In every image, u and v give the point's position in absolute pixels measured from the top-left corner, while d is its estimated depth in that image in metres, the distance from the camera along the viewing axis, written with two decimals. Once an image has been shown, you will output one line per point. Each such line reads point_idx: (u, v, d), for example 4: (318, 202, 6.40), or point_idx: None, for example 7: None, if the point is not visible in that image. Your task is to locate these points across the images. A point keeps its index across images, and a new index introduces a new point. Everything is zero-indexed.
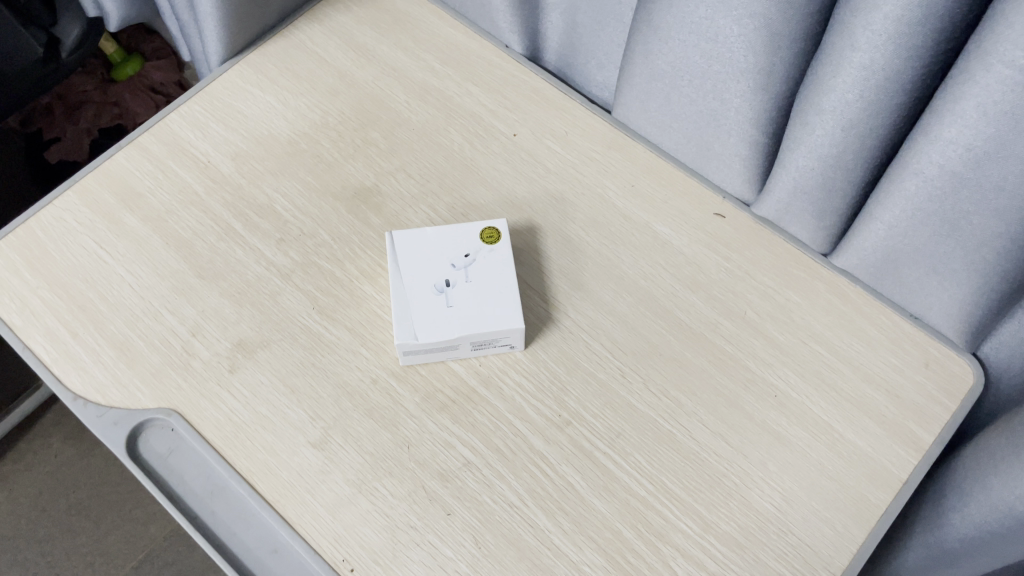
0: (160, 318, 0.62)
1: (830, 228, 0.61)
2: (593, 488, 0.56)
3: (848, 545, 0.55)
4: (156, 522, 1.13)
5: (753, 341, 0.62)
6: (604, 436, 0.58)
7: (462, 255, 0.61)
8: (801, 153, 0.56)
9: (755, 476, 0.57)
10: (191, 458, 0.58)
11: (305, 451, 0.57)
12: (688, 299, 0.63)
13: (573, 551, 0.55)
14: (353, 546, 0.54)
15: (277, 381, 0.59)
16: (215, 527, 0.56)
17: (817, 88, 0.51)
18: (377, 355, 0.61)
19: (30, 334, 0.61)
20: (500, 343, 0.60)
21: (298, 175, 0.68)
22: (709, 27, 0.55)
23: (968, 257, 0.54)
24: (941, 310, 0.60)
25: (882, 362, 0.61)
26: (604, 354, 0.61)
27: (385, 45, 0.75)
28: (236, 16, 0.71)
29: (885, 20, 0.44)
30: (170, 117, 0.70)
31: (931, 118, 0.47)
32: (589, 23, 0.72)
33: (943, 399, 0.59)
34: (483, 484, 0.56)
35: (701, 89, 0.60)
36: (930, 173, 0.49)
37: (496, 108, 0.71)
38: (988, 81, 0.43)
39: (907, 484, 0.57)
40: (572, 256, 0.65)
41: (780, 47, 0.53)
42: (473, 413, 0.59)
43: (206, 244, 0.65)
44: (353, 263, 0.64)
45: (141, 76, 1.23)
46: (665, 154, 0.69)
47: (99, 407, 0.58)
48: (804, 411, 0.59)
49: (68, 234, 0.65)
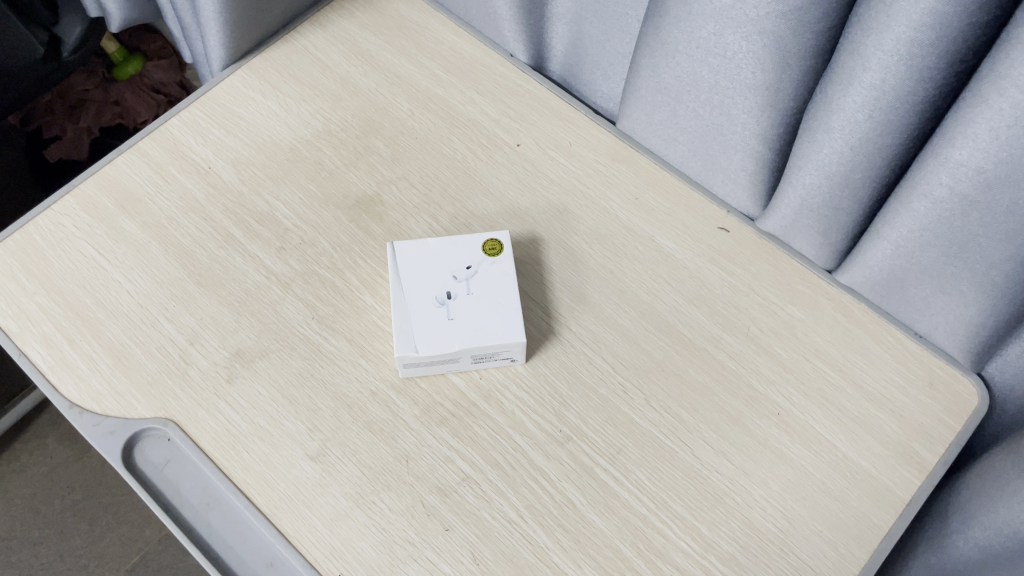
0: (158, 326, 0.61)
1: (835, 246, 0.61)
2: (593, 505, 0.56)
3: (850, 566, 0.55)
4: (151, 526, 1.12)
5: (756, 358, 0.61)
6: (605, 452, 0.57)
7: (463, 267, 0.61)
8: (809, 170, 0.55)
9: (757, 494, 0.56)
10: (187, 469, 0.57)
11: (302, 463, 0.57)
12: (690, 314, 0.63)
13: (572, 569, 0.54)
14: (349, 561, 0.54)
15: (275, 392, 0.59)
16: (211, 540, 0.56)
17: (825, 106, 0.51)
18: (376, 366, 0.60)
19: (26, 341, 0.60)
20: (501, 356, 0.59)
21: (300, 183, 0.67)
22: (718, 43, 0.54)
23: (976, 279, 0.53)
24: (946, 330, 0.59)
25: (885, 380, 0.60)
26: (606, 369, 0.60)
27: (388, 52, 0.74)
28: (239, 21, 0.70)
29: (897, 41, 0.44)
30: (172, 122, 0.69)
31: (941, 139, 0.47)
32: (595, 34, 0.71)
33: (947, 420, 0.59)
34: (482, 500, 0.56)
35: (708, 103, 0.60)
36: (940, 194, 0.49)
37: (499, 117, 0.71)
38: (1000, 106, 0.42)
39: (910, 505, 0.56)
40: (574, 269, 0.64)
41: (790, 64, 0.52)
42: (473, 427, 0.58)
43: (205, 252, 0.64)
44: (353, 272, 0.64)
45: (141, 76, 1.23)
46: (669, 167, 0.68)
47: (96, 416, 0.58)
48: (806, 429, 0.59)
49: (66, 239, 0.64)
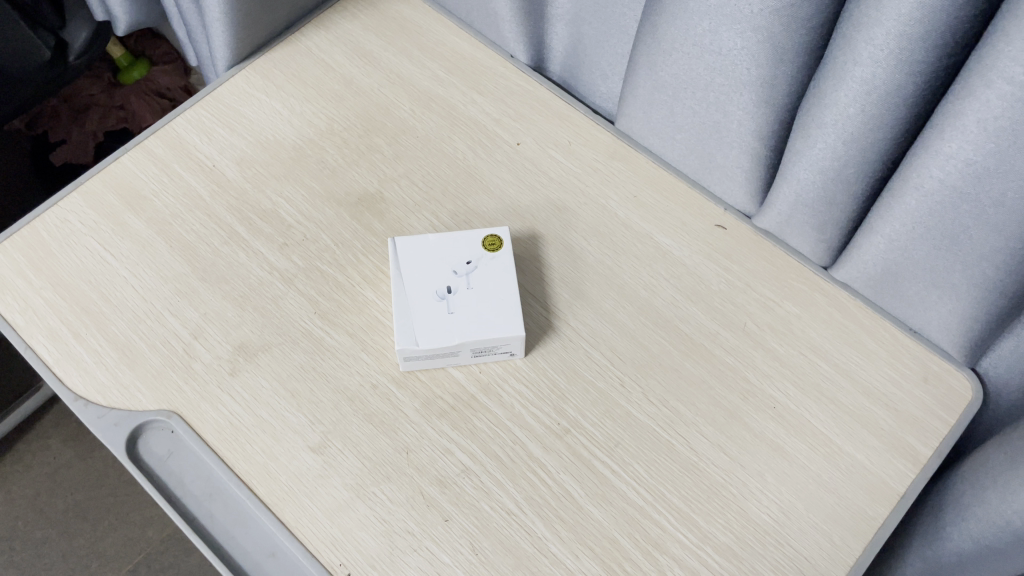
0: (162, 320, 0.62)
1: (830, 241, 0.62)
2: (591, 496, 0.56)
3: (845, 558, 0.55)
4: (153, 526, 1.13)
5: (752, 353, 0.62)
6: (603, 445, 0.58)
7: (463, 263, 0.62)
8: (803, 166, 0.56)
9: (753, 486, 0.57)
10: (189, 461, 0.58)
11: (304, 455, 0.57)
12: (687, 310, 0.63)
13: (570, 559, 0.55)
14: (349, 551, 0.54)
15: (277, 385, 0.60)
16: (213, 530, 0.56)
17: (819, 101, 0.52)
18: (377, 360, 0.61)
19: (32, 335, 0.61)
20: (500, 350, 0.60)
21: (303, 181, 0.68)
22: (713, 40, 0.55)
23: (968, 272, 0.54)
24: (940, 324, 0.60)
25: (879, 375, 0.61)
26: (605, 363, 0.61)
27: (390, 53, 0.75)
28: (243, 22, 0.71)
29: (887, 35, 0.45)
30: (178, 122, 0.70)
31: (932, 133, 0.48)
32: (594, 34, 0.73)
33: (941, 414, 0.60)
34: (480, 491, 0.56)
35: (704, 101, 0.61)
36: (931, 187, 0.50)
37: (499, 117, 0.72)
38: (988, 97, 0.43)
39: (904, 497, 0.57)
40: (573, 265, 0.65)
41: (783, 61, 0.53)
42: (473, 420, 0.59)
43: (209, 248, 0.65)
44: (355, 268, 0.65)
45: (147, 80, 1.24)
46: (667, 166, 0.69)
47: (100, 408, 0.59)
48: (802, 423, 0.59)
49: (73, 235, 0.65)
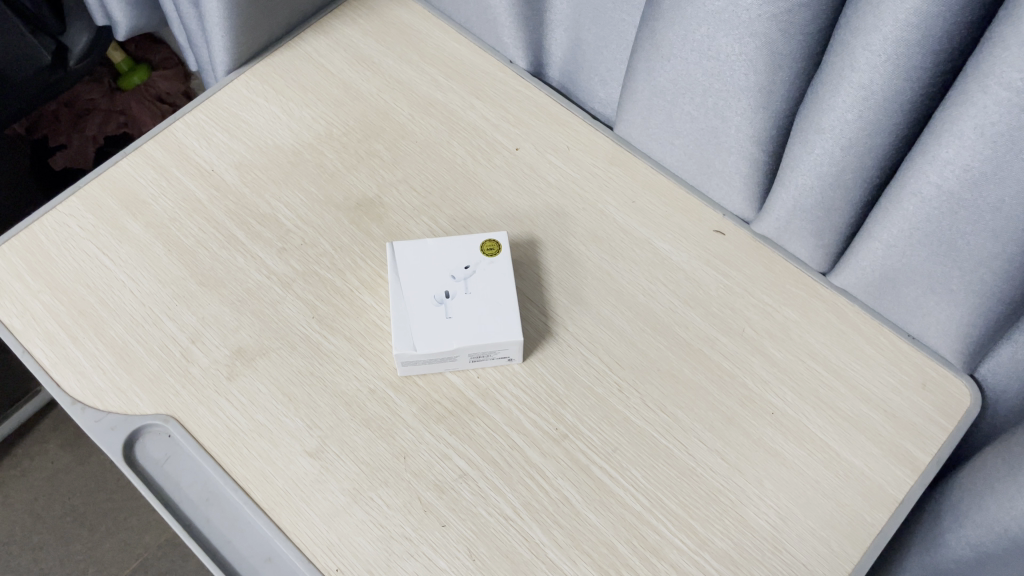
0: (159, 324, 0.62)
1: (829, 247, 0.62)
2: (588, 502, 0.56)
3: (843, 564, 0.55)
4: (151, 531, 1.12)
5: (751, 359, 0.62)
6: (600, 450, 0.58)
7: (462, 267, 0.61)
8: (801, 171, 0.56)
9: (751, 492, 0.57)
10: (187, 466, 0.58)
11: (301, 459, 0.57)
12: (685, 315, 0.63)
13: (568, 565, 0.54)
14: (346, 556, 0.54)
15: (275, 389, 0.60)
16: (209, 535, 0.56)
17: (816, 107, 0.52)
18: (375, 365, 0.61)
19: (30, 338, 0.61)
20: (499, 355, 0.60)
21: (301, 186, 0.68)
22: (711, 46, 0.55)
23: (965, 278, 0.54)
24: (938, 330, 0.60)
25: (877, 381, 0.61)
26: (603, 368, 0.61)
27: (390, 58, 0.75)
28: (243, 27, 0.71)
29: (884, 41, 0.45)
30: (176, 126, 0.71)
31: (930, 138, 0.48)
32: (592, 39, 0.73)
33: (940, 420, 0.59)
34: (478, 496, 0.56)
35: (702, 106, 0.61)
36: (929, 193, 0.50)
37: (498, 122, 0.72)
38: (985, 103, 0.43)
39: (903, 503, 0.57)
40: (571, 271, 0.65)
41: (781, 66, 0.53)
42: (471, 425, 0.59)
43: (207, 252, 0.65)
44: (353, 273, 0.65)
45: (147, 85, 1.25)
46: (665, 171, 0.69)
47: (98, 412, 0.58)
48: (800, 429, 0.59)
49: (71, 239, 0.65)
